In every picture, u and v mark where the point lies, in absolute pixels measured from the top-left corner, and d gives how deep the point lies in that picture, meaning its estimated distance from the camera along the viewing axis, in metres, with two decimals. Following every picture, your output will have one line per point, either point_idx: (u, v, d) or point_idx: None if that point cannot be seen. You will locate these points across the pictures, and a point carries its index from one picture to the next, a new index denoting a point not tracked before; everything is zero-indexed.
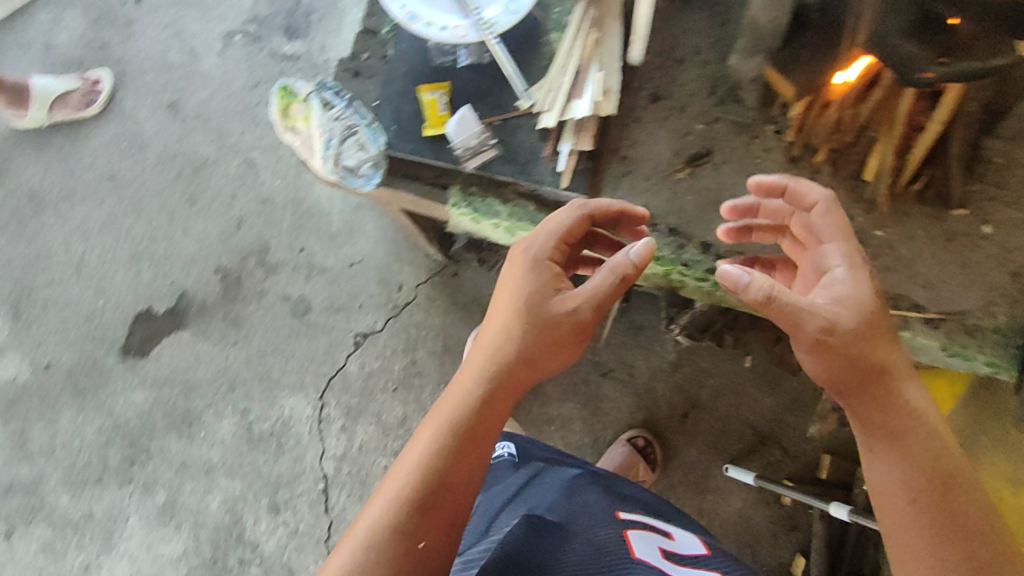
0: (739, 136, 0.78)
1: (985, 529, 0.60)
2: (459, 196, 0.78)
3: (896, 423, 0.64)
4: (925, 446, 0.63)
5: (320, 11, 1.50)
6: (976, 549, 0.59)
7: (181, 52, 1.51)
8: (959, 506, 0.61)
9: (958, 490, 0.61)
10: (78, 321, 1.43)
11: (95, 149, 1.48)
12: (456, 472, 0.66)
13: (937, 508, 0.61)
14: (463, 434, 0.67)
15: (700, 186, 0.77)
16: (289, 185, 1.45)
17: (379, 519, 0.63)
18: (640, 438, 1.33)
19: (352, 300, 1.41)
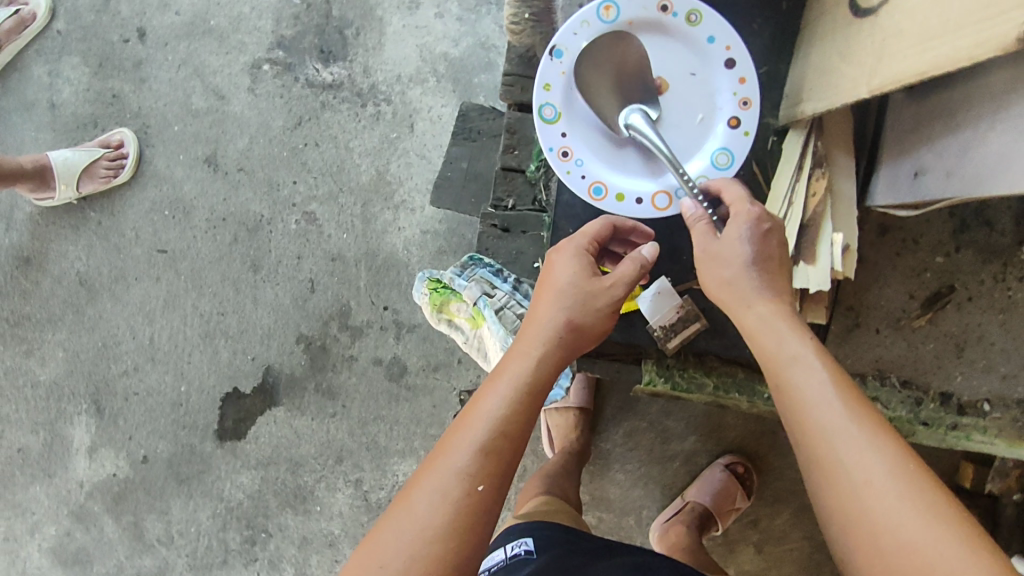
0: (987, 265, 0.82)
1: (858, 433, 0.53)
2: (654, 371, 0.82)
3: (752, 333, 0.62)
4: (782, 355, 0.59)
5: (356, 25, 1.29)
6: (856, 448, 0.52)
7: (204, 93, 1.31)
8: (822, 406, 0.55)
9: (818, 387, 0.56)
10: (166, 409, 1.35)
11: (136, 221, 1.33)
12: (512, 434, 0.59)
13: (809, 423, 0.55)
14: (518, 402, 0.61)
15: (943, 331, 0.82)
16: (358, 238, 1.30)
17: (435, 489, 0.56)
18: (739, 464, 1.25)
19: (450, 355, 1.30)
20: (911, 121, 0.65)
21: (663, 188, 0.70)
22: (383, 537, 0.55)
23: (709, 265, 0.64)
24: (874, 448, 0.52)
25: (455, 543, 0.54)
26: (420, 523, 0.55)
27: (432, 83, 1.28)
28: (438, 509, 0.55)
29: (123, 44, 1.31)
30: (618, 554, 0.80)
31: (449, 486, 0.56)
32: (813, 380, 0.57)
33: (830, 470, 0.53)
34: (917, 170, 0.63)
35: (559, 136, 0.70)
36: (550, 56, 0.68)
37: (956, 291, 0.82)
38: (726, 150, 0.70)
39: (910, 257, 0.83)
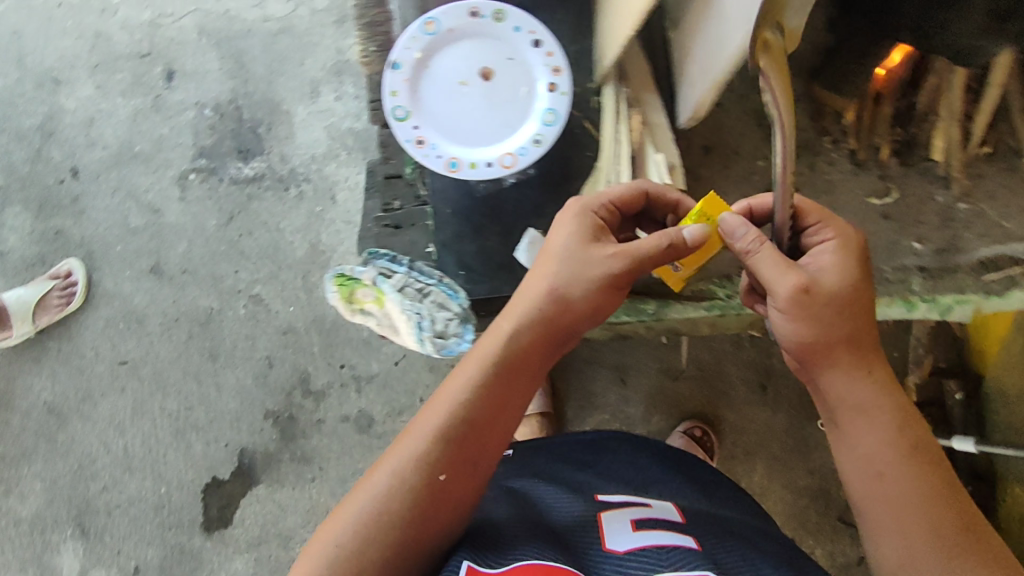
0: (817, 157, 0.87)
1: (952, 542, 0.64)
2: None
3: (854, 399, 0.69)
4: (886, 434, 0.68)
5: (266, 121, 1.43)
6: (951, 551, 0.63)
7: (140, 211, 1.42)
8: (922, 503, 0.65)
9: (918, 481, 0.66)
10: (150, 515, 1.37)
11: (94, 340, 1.40)
12: (484, 433, 0.65)
13: (905, 511, 0.65)
14: (503, 376, 0.66)
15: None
16: (304, 307, 1.39)
17: (412, 453, 0.64)
18: (697, 429, 1.33)
19: (411, 396, 1.37)
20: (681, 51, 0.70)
21: (511, 150, 0.69)
22: (364, 488, 0.63)
23: (800, 312, 0.67)
24: (964, 554, 0.63)
25: (428, 509, 0.63)
26: (397, 485, 0.63)
27: (344, 155, 1.42)
28: (397, 492, 0.63)
29: (59, 184, 1.43)
30: (616, 460, 0.88)
31: (410, 470, 0.63)
32: (917, 468, 0.66)
33: (923, 562, 0.64)
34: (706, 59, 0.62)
35: (412, 130, 0.69)
36: (388, 68, 0.69)
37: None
38: (552, 110, 0.69)
39: (738, 164, 0.77)
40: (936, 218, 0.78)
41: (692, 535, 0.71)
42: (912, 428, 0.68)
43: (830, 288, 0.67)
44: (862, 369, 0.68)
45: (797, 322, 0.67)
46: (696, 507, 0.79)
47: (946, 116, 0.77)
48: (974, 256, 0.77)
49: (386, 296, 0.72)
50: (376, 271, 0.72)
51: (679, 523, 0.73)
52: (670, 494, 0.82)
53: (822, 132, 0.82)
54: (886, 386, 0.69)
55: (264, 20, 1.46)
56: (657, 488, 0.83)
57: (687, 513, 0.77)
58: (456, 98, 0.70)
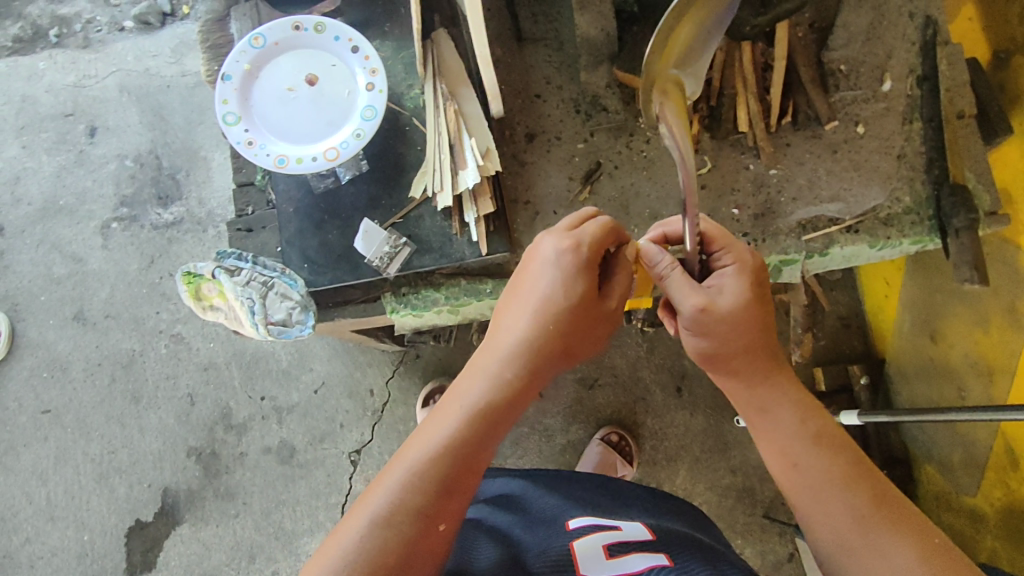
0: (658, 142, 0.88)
1: (884, 523, 0.61)
2: (393, 300, 0.78)
3: (761, 401, 0.70)
4: (795, 429, 0.68)
5: (184, 168, 1.49)
6: (886, 530, 0.61)
7: (64, 261, 1.47)
8: (843, 487, 0.64)
9: (835, 467, 0.65)
10: (72, 564, 1.35)
11: (17, 390, 1.42)
12: (465, 474, 0.61)
13: (831, 501, 0.64)
14: (490, 414, 0.64)
15: (606, 198, 0.80)
16: (224, 343, 1.42)
17: (396, 493, 0.59)
18: (613, 433, 1.34)
19: (332, 423, 1.38)
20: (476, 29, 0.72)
21: (334, 145, 0.73)
22: (338, 537, 0.57)
23: (706, 328, 0.68)
24: (899, 533, 0.60)
25: (418, 554, 0.58)
26: (386, 531, 0.57)
27: None
28: (381, 538, 0.57)
29: None
30: (594, 486, 0.89)
31: (394, 514, 0.58)
32: (828, 454, 0.66)
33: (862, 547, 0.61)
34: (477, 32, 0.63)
35: (242, 133, 0.74)
36: (218, 80, 0.74)
37: (602, 165, 0.80)
38: (371, 106, 0.74)
39: (558, 151, 0.81)
40: (750, 185, 0.82)
41: (664, 551, 0.71)
42: (815, 417, 0.69)
43: (732, 301, 0.67)
44: (766, 375, 0.70)
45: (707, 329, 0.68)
46: (668, 523, 0.79)
47: (742, 90, 0.80)
48: (790, 218, 0.81)
49: (227, 288, 0.74)
50: (216, 266, 0.75)
51: (650, 543, 0.73)
52: (643, 514, 0.82)
53: (636, 114, 0.81)
54: (790, 387, 0.70)
55: (181, 75, 1.54)
56: (631, 510, 0.84)
57: (658, 531, 0.77)
58: (286, 104, 0.75)
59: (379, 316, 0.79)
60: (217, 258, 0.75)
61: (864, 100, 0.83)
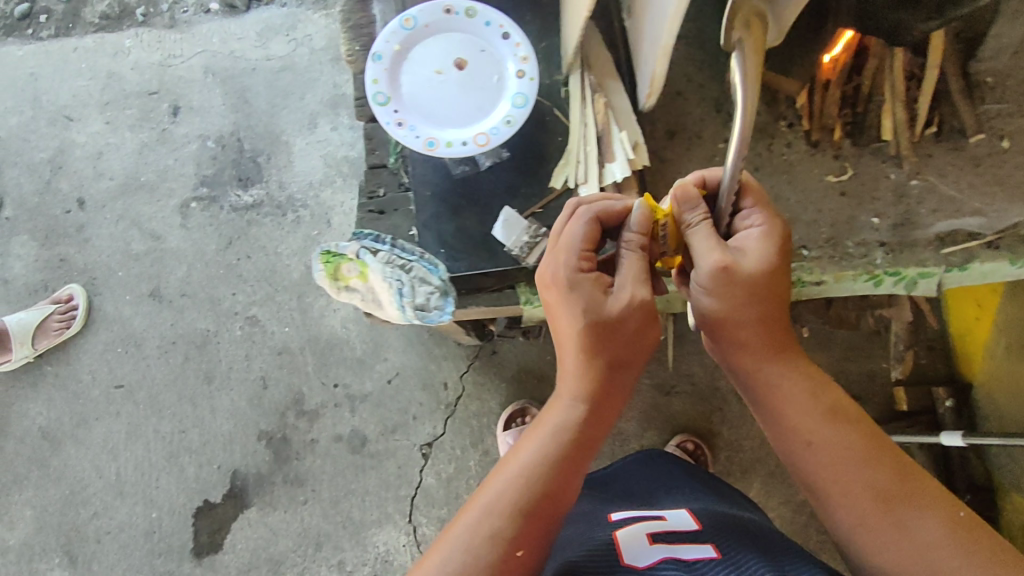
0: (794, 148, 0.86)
1: (906, 498, 0.61)
2: (527, 292, 0.77)
3: (767, 375, 0.67)
4: (806, 403, 0.66)
5: (266, 151, 1.50)
6: (910, 505, 0.61)
7: (142, 238, 1.47)
8: (861, 460, 0.63)
9: (853, 441, 0.64)
10: (139, 540, 1.35)
11: (91, 364, 1.42)
12: (540, 498, 0.61)
13: (850, 477, 0.63)
14: (562, 446, 0.64)
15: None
16: (299, 328, 1.41)
17: (476, 527, 0.59)
18: (688, 441, 1.32)
19: (404, 415, 1.37)
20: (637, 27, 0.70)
21: (484, 130, 0.73)
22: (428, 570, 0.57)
23: (723, 290, 0.64)
24: (924, 509, 0.60)
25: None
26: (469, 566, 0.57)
27: (340, 182, 1.47)
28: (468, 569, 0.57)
29: (65, 214, 1.49)
30: (623, 491, 0.87)
31: (480, 547, 0.58)
32: (844, 429, 0.64)
33: (891, 528, 0.60)
34: (654, 32, 0.62)
35: (391, 113, 0.73)
36: (370, 59, 0.74)
37: (742, 166, 0.79)
38: (521, 93, 0.73)
39: (699, 149, 0.78)
40: (890, 195, 0.78)
41: (710, 543, 0.67)
42: (825, 389, 0.67)
43: (755, 265, 0.64)
44: (768, 344, 0.66)
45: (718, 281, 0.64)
46: (712, 511, 0.77)
47: (890, 99, 0.78)
48: (931, 230, 0.77)
49: (371, 269, 0.74)
50: (360, 247, 0.75)
51: (694, 532, 0.70)
52: (681, 503, 0.80)
53: (778, 117, 0.80)
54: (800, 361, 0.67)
55: (266, 58, 1.54)
56: (669, 500, 0.82)
57: (703, 518, 0.74)
58: (434, 86, 0.75)
59: (511, 307, 0.77)
60: (357, 239, 0.75)
61: (1009, 114, 0.78)
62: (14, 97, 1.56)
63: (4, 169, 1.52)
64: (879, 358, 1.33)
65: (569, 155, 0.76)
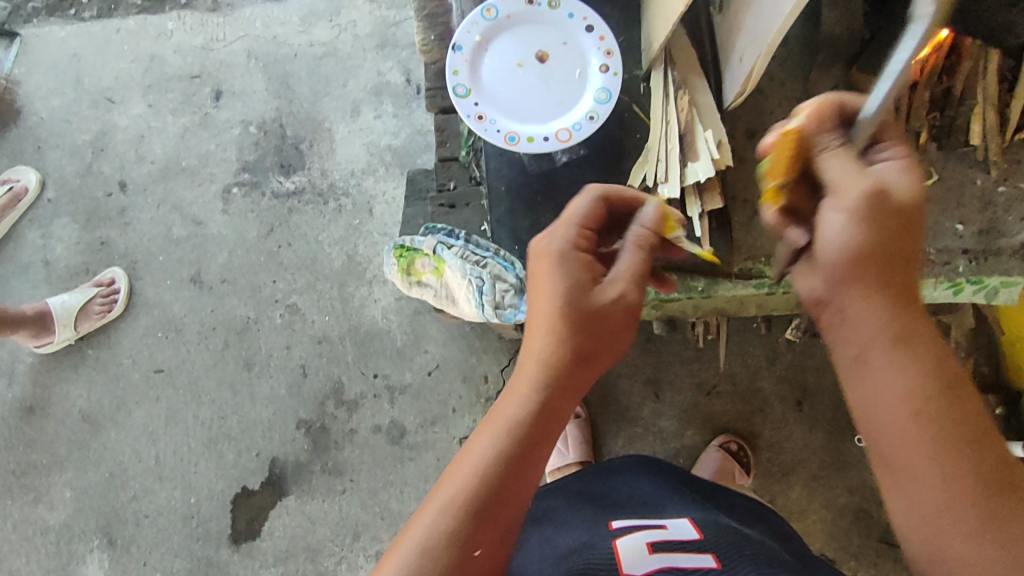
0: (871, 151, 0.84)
1: (996, 496, 0.49)
2: None
3: (865, 334, 0.52)
4: (898, 375, 0.52)
5: (308, 138, 1.48)
6: (1003, 505, 0.49)
7: (184, 223, 1.47)
8: (953, 446, 0.50)
9: (951, 426, 0.51)
10: (178, 525, 1.36)
11: (132, 348, 1.42)
12: (510, 494, 0.55)
13: (936, 463, 0.50)
14: (525, 437, 0.57)
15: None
16: (340, 318, 1.41)
17: (433, 533, 0.53)
18: (732, 442, 1.29)
19: (444, 407, 1.36)
20: (730, 25, 0.69)
21: (566, 125, 0.71)
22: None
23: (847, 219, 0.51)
24: (1020, 510, 0.49)
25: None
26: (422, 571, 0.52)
27: (382, 171, 1.45)
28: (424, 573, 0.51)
29: (107, 197, 1.49)
30: (628, 492, 0.84)
31: (440, 552, 0.52)
32: (941, 413, 0.51)
33: (973, 526, 0.49)
34: (756, 29, 0.62)
35: (472, 106, 0.72)
36: (451, 50, 0.72)
37: None
38: (604, 89, 0.72)
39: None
40: (976, 202, 0.76)
41: (710, 551, 0.66)
42: (936, 367, 0.52)
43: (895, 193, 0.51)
44: (887, 301, 0.52)
45: (861, 230, 0.51)
46: (716, 521, 0.73)
47: (981, 101, 0.76)
48: (1018, 238, 0.75)
49: (445, 264, 0.76)
50: (435, 242, 0.77)
51: (696, 543, 0.68)
52: (685, 511, 0.77)
53: None
54: (920, 346, 0.52)
55: (309, 44, 1.52)
56: (673, 506, 0.78)
57: (706, 528, 0.71)
58: (514, 79, 0.73)
59: None
60: (433, 233, 0.77)
61: None
62: (57, 78, 1.55)
63: (46, 150, 1.52)
64: None
65: (650, 154, 0.74)
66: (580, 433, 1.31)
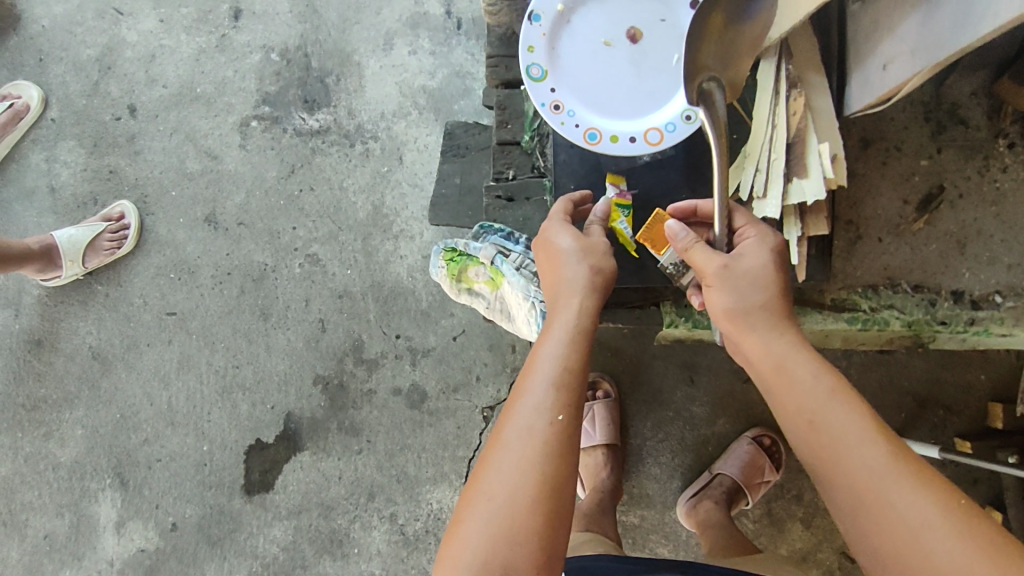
0: (971, 162, 0.73)
1: (899, 478, 0.55)
2: (673, 312, 0.80)
3: (776, 354, 0.62)
4: (813, 379, 0.60)
5: (336, 71, 1.35)
6: (902, 486, 0.54)
7: (198, 156, 1.36)
8: (855, 435, 0.57)
9: (853, 419, 0.58)
10: (191, 472, 1.33)
11: (143, 287, 1.35)
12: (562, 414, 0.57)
13: (843, 453, 0.57)
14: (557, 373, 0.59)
15: (942, 231, 0.73)
16: (363, 272, 1.32)
17: (495, 490, 0.54)
18: (765, 436, 1.25)
19: (468, 374, 1.30)
20: (875, 19, 0.63)
21: (658, 124, 0.63)
22: (463, 532, 0.54)
23: (729, 284, 0.64)
24: (923, 494, 0.54)
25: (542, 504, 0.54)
26: (490, 511, 0.54)
27: (415, 115, 1.33)
28: (501, 514, 0.54)
29: (115, 121, 1.37)
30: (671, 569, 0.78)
31: (518, 482, 0.54)
32: (848, 409, 0.58)
33: (881, 512, 0.54)
34: (917, 42, 0.55)
35: (549, 92, 0.64)
36: (528, 20, 0.63)
37: (946, 190, 0.73)
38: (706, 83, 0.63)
39: (896, 165, 0.74)
40: None
41: None
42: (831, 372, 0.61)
43: (757, 258, 0.65)
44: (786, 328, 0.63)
45: (739, 295, 0.63)
46: None
47: None
48: None
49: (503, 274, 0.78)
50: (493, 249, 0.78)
51: None
52: None
53: (997, 133, 0.73)
54: (808, 357, 0.62)
55: None
56: None
57: None
58: (600, 61, 0.64)
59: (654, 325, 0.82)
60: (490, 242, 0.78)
61: None
62: None
63: (48, 63, 1.39)
64: (977, 369, 1.22)
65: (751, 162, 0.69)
66: (607, 415, 1.25)
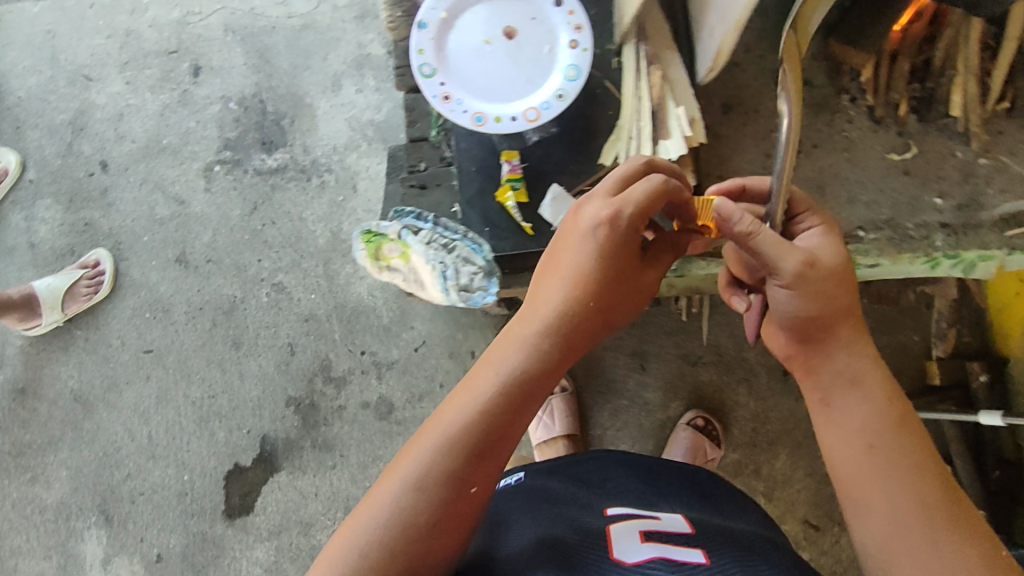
0: (822, 115, 0.85)
1: (942, 520, 0.60)
2: None
3: (851, 371, 0.66)
4: (879, 407, 0.64)
5: (290, 114, 1.46)
6: (944, 525, 0.60)
7: (167, 202, 1.46)
8: (914, 466, 0.62)
9: (914, 451, 0.63)
10: (173, 501, 1.38)
11: (120, 329, 1.43)
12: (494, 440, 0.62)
13: (898, 478, 0.62)
14: (521, 398, 0.63)
15: (803, 179, 0.83)
16: (326, 295, 1.41)
17: (434, 444, 0.60)
18: (698, 418, 1.30)
19: (431, 382, 1.37)
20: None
21: (535, 104, 0.74)
22: (376, 497, 0.60)
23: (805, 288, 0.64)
24: (960, 535, 0.59)
25: (450, 513, 0.60)
26: (411, 499, 0.59)
27: (365, 146, 1.44)
28: (415, 498, 0.59)
29: (89, 177, 1.48)
30: (619, 473, 0.84)
31: (440, 485, 0.59)
32: (908, 441, 0.63)
33: (917, 538, 0.60)
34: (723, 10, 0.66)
35: (439, 86, 0.75)
36: (416, 27, 0.75)
37: (802, 142, 0.84)
38: (574, 66, 0.74)
39: (758, 125, 0.84)
40: (957, 174, 0.81)
41: (699, 547, 0.67)
42: (901, 403, 0.65)
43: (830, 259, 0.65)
44: (862, 354, 0.66)
45: (803, 299, 0.64)
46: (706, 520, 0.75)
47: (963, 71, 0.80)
48: (995, 212, 0.79)
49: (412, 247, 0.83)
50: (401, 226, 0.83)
51: (686, 535, 0.70)
52: (678, 506, 0.78)
53: (840, 90, 0.85)
54: (876, 386, 0.65)
55: (287, 16, 1.49)
56: (664, 502, 0.79)
57: (698, 524, 0.73)
58: (483, 57, 0.76)
59: None
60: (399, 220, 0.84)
61: None
62: (31, 56, 1.53)
63: (25, 130, 1.50)
64: (910, 329, 1.29)
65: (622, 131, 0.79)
66: (565, 408, 1.32)
